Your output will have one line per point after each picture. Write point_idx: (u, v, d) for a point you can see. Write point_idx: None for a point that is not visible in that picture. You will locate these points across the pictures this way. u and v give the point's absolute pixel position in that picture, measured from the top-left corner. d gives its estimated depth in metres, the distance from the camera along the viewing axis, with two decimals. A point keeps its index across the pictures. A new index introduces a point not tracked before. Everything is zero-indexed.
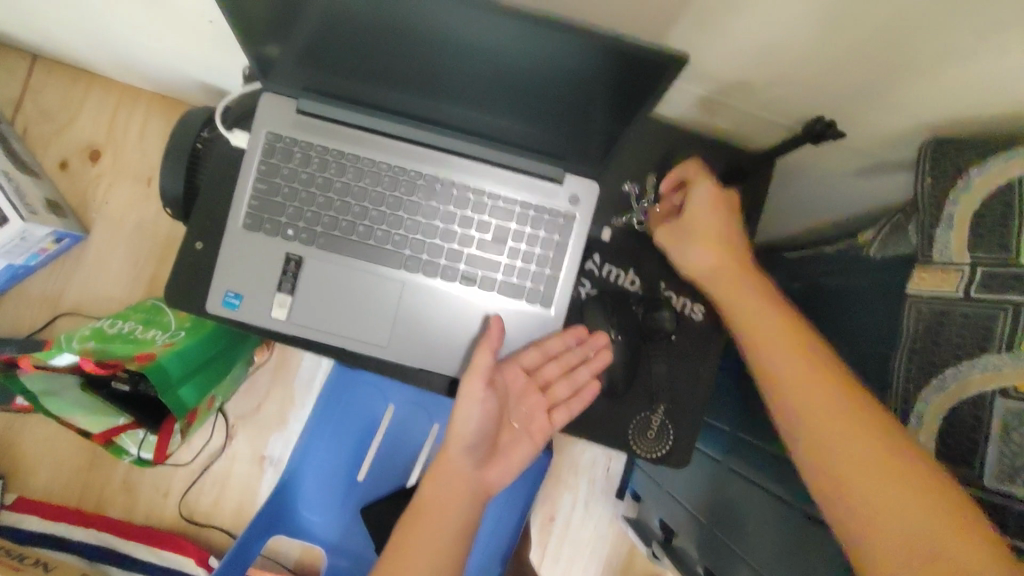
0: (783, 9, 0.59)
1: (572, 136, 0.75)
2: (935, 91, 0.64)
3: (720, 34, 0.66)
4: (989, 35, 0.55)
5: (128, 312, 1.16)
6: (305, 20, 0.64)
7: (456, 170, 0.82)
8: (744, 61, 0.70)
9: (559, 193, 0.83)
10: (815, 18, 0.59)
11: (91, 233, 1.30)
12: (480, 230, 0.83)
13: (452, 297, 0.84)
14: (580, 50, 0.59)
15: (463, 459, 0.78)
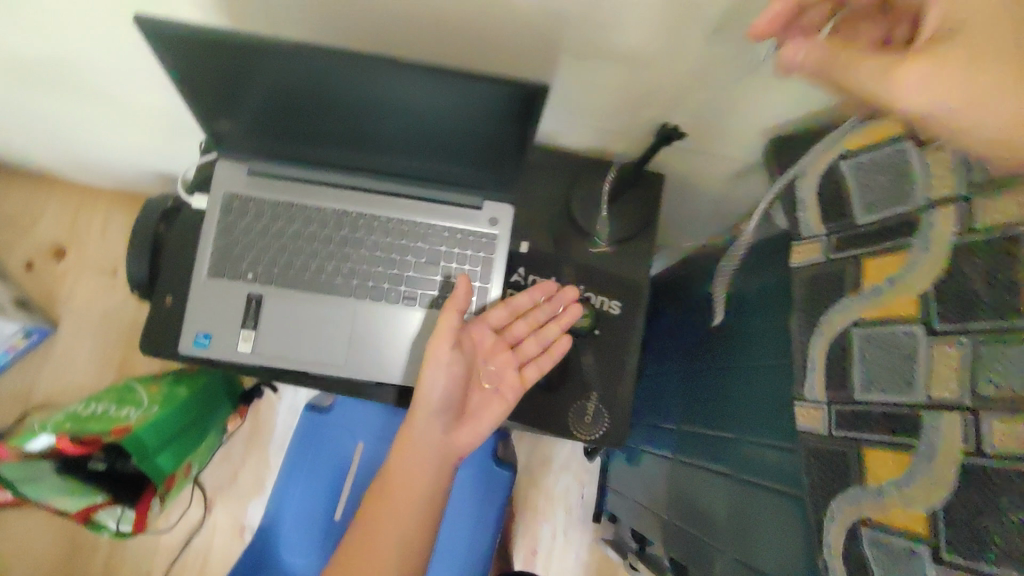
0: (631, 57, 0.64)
1: (482, 171, 0.72)
2: (785, 105, 0.68)
3: (585, 77, 0.69)
4: None
5: (102, 394, 1.25)
6: (189, 82, 0.63)
7: (380, 206, 0.79)
8: (610, 101, 0.73)
9: (479, 216, 0.79)
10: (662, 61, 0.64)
11: (58, 327, 1.41)
12: (412, 255, 0.79)
13: (392, 320, 0.79)
14: (468, 90, 0.60)
15: (432, 423, 0.76)
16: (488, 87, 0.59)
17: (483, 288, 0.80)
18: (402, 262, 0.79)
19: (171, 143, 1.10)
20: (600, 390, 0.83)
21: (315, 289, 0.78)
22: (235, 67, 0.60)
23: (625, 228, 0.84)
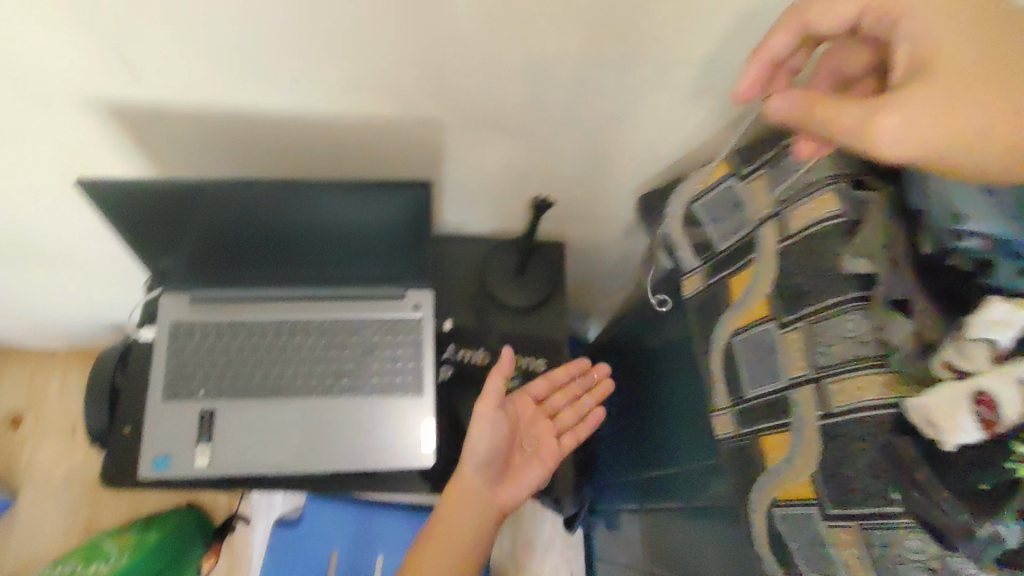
0: (503, 135, 0.76)
1: (403, 263, 0.81)
2: (641, 158, 0.81)
3: (472, 161, 0.81)
4: (652, 115, 0.74)
5: (70, 554, 1.24)
6: (133, 228, 0.72)
7: (316, 309, 0.84)
8: (500, 177, 0.85)
9: (404, 304, 0.85)
10: (530, 135, 0.77)
11: (20, 497, 1.39)
12: (347, 349, 0.83)
13: (336, 412, 0.82)
14: (375, 196, 0.70)
15: (475, 477, 0.79)
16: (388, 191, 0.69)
17: (417, 370, 0.83)
18: (339, 359, 0.83)
19: (118, 293, 1.16)
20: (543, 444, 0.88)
21: (261, 396, 0.82)
22: (172, 214, 0.71)
23: (541, 290, 0.92)
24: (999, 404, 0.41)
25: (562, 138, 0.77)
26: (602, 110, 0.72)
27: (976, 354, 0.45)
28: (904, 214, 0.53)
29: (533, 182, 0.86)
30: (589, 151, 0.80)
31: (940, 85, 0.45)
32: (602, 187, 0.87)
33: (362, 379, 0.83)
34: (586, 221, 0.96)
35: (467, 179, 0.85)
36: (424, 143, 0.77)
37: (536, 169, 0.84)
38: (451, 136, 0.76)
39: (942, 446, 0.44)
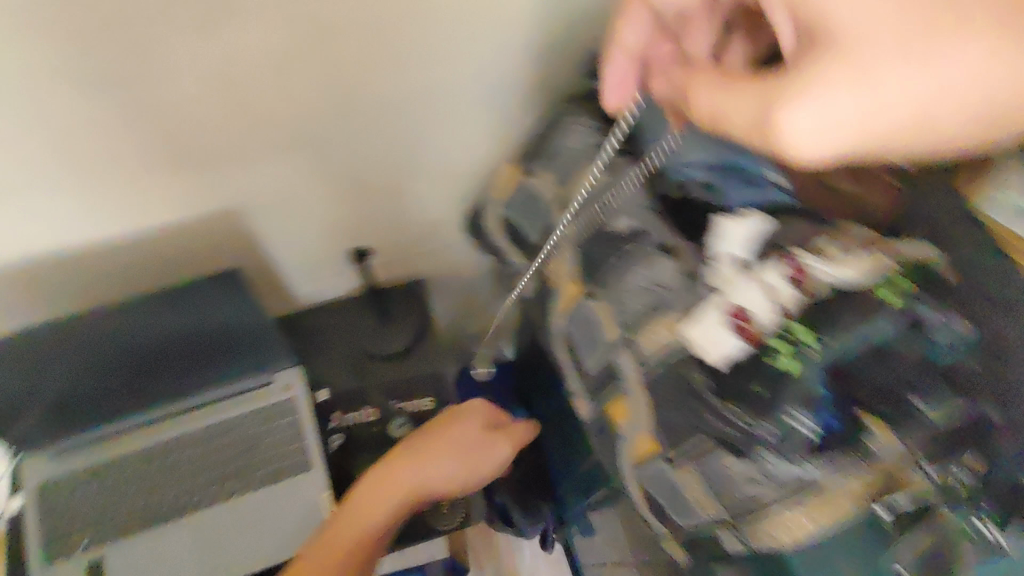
0: (292, 182, 0.76)
1: (254, 355, 0.83)
2: (433, 168, 0.83)
3: (280, 220, 0.80)
4: (420, 120, 0.76)
5: None
6: None
7: (186, 422, 0.82)
8: (318, 228, 0.85)
9: (271, 388, 0.84)
10: (322, 173, 0.77)
11: None
12: (228, 449, 0.81)
13: (237, 511, 0.78)
14: (185, 297, 0.74)
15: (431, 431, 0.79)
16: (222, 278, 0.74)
17: (301, 445, 0.82)
18: (224, 460, 0.80)
19: None
20: None
21: (149, 528, 0.76)
22: None
23: (407, 333, 0.94)
24: (751, 310, 0.49)
25: (375, 173, 0.80)
26: (399, 137, 0.77)
27: (725, 273, 0.52)
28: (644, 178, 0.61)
29: (368, 228, 0.88)
30: (386, 172, 0.81)
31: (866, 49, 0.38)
32: (421, 210, 0.89)
33: (252, 472, 0.80)
34: (423, 251, 0.97)
35: (284, 243, 0.85)
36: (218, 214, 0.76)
37: (346, 209, 0.84)
38: (272, 207, 0.78)
39: (712, 363, 0.49)
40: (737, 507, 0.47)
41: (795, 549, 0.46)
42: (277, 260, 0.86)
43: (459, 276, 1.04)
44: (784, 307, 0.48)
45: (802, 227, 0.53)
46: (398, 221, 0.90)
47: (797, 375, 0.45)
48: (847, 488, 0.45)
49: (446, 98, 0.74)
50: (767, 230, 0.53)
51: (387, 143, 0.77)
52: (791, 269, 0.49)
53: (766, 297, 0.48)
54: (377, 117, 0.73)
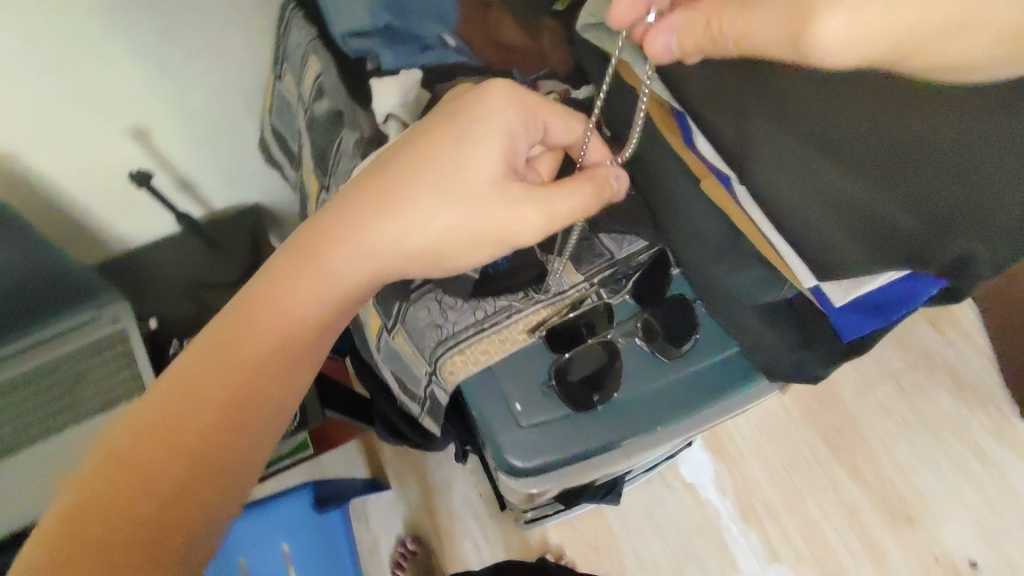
0: (59, 116, 0.72)
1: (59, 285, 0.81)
2: (211, 89, 0.80)
3: (58, 159, 0.77)
4: (178, 34, 0.72)
5: None
6: None
7: (6, 367, 0.80)
8: (106, 164, 0.81)
9: (98, 322, 0.85)
10: (90, 104, 0.73)
11: None
12: (57, 385, 0.81)
13: (72, 442, 0.79)
14: None
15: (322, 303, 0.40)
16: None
17: (135, 372, 0.84)
18: (48, 396, 0.80)
19: None
20: None
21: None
22: None
23: (241, 258, 0.97)
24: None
25: (162, 95, 0.77)
26: (154, 52, 0.72)
27: (387, 129, 0.50)
28: (328, 44, 0.59)
29: (179, 157, 0.87)
30: (167, 98, 0.78)
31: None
32: (218, 136, 0.87)
33: (87, 401, 0.81)
34: (236, 180, 0.96)
35: (74, 183, 0.81)
36: None
37: (132, 140, 0.80)
38: (57, 145, 0.75)
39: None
40: (432, 351, 0.50)
41: (467, 376, 0.50)
42: (87, 203, 0.85)
43: (283, 203, 1.04)
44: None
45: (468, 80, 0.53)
46: (198, 148, 0.87)
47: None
48: (525, 319, 0.51)
49: (212, 16, 0.72)
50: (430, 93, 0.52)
51: (162, 62, 0.74)
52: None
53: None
54: (141, 38, 0.70)
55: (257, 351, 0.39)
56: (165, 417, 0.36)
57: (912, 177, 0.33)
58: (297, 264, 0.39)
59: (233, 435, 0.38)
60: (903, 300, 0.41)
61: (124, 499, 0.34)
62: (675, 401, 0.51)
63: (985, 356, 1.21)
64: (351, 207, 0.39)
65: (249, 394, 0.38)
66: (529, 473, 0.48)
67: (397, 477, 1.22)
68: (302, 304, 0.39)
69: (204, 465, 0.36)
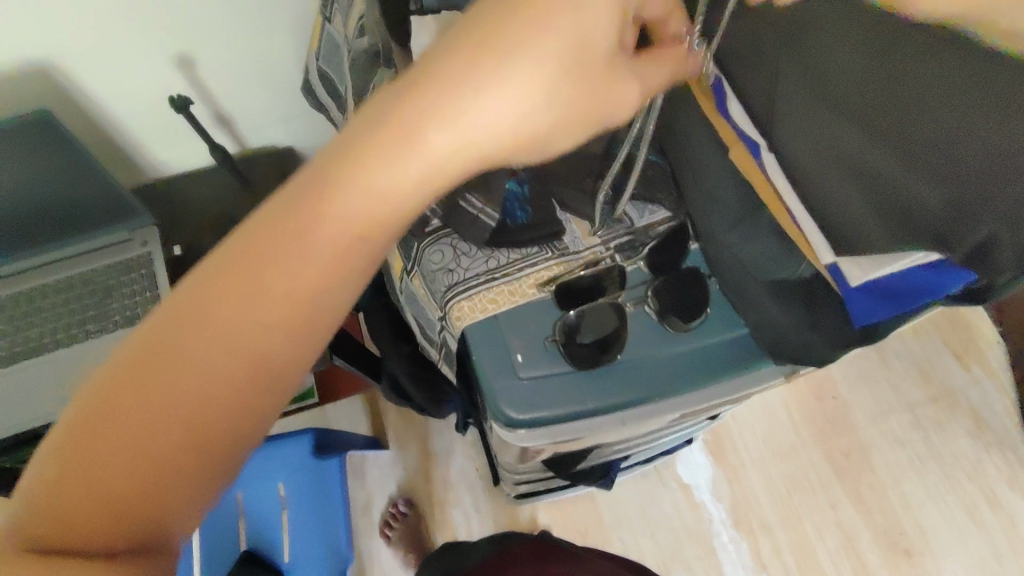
0: (111, 31, 0.74)
1: (99, 205, 0.82)
2: (260, 22, 0.81)
3: (105, 74, 0.78)
4: None
5: None
6: None
7: (39, 273, 0.84)
8: (150, 86, 0.83)
9: (127, 243, 0.87)
10: (142, 22, 0.74)
11: None
12: (82, 297, 0.84)
13: (90, 353, 0.82)
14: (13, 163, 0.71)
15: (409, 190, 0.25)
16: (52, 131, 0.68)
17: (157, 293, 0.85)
18: (78, 305, 0.83)
19: None
20: None
21: (21, 361, 0.79)
22: None
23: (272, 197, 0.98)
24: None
25: (211, 22, 0.78)
26: None
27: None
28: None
29: (221, 90, 0.88)
30: (216, 25, 0.79)
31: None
32: (262, 72, 0.88)
33: (108, 316, 0.83)
34: (275, 120, 0.97)
35: (117, 102, 0.83)
36: (35, 70, 0.73)
37: (178, 65, 0.81)
38: (107, 59, 0.76)
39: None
40: (442, 296, 0.51)
41: (473, 323, 0.49)
42: (129, 124, 0.87)
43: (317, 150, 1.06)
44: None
45: None
46: (241, 81, 0.88)
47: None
48: (536, 274, 0.51)
49: None
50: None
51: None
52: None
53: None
54: None
55: (312, 257, 0.24)
56: (174, 344, 0.24)
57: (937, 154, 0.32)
58: (357, 145, 0.24)
59: (277, 363, 0.25)
60: (922, 291, 0.40)
61: (128, 450, 0.23)
62: (677, 373, 0.50)
63: (1011, 399, 1.16)
64: (452, 45, 0.23)
65: (294, 313, 0.25)
66: (524, 425, 0.48)
67: (397, 440, 1.23)
68: (383, 197, 0.24)
69: (236, 405, 0.24)
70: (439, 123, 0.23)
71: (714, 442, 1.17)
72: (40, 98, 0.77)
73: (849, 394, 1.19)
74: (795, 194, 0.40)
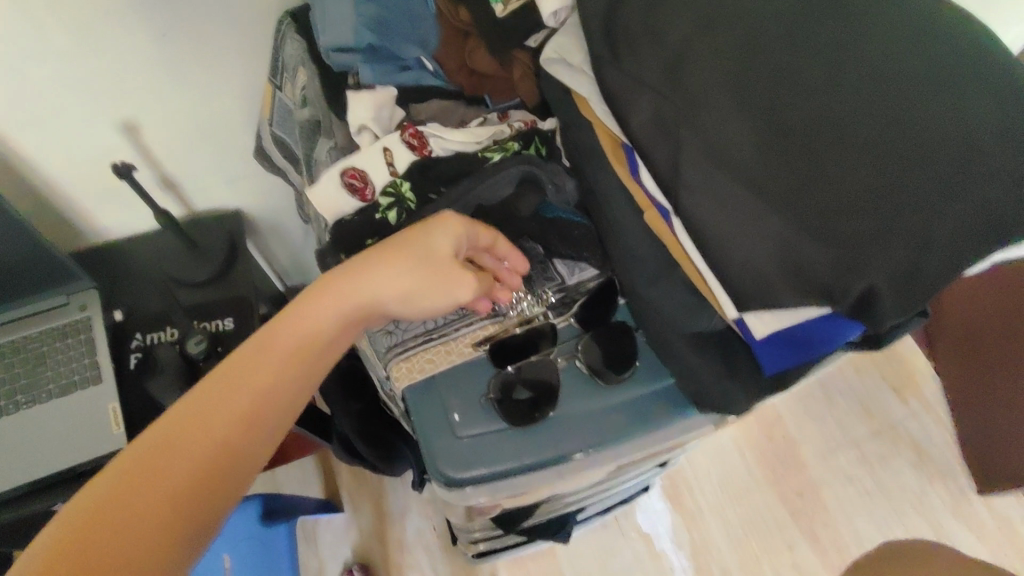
0: (54, 100, 0.75)
1: (33, 273, 0.79)
2: (208, 90, 0.83)
3: (50, 142, 0.79)
4: (180, 34, 0.75)
5: None
6: None
7: None
8: (95, 153, 0.83)
9: (65, 310, 0.85)
10: (86, 92, 0.76)
11: None
12: (16, 368, 0.82)
13: (23, 426, 0.79)
14: None
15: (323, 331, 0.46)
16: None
17: (94, 363, 0.83)
18: (9, 376, 0.81)
19: None
20: None
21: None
22: None
23: (219, 258, 0.96)
24: (368, 174, 0.53)
25: (157, 90, 0.80)
26: (152, 50, 0.75)
27: (360, 140, 0.55)
28: (320, 60, 0.62)
29: (167, 156, 0.89)
30: (162, 95, 0.81)
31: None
32: (211, 138, 0.89)
33: (45, 388, 0.81)
34: (224, 184, 0.98)
35: (60, 169, 0.83)
36: None
37: (122, 132, 0.83)
38: (50, 127, 0.77)
39: (330, 222, 0.54)
40: (383, 356, 0.54)
41: (410, 383, 0.51)
42: (69, 190, 0.86)
43: (269, 211, 1.07)
44: (400, 173, 0.53)
45: (439, 103, 0.60)
46: (188, 147, 0.89)
47: (395, 223, 0.52)
48: (473, 333, 0.53)
49: (215, 20, 0.76)
50: (403, 112, 0.58)
51: (157, 60, 0.77)
52: (413, 138, 0.54)
53: (385, 164, 0.53)
54: (143, 35, 0.73)
55: (267, 374, 0.44)
56: (179, 433, 0.41)
57: (822, 215, 0.39)
58: (307, 305, 0.46)
59: (246, 440, 0.43)
60: (824, 338, 0.44)
61: (160, 500, 0.38)
62: (612, 424, 0.51)
63: (947, 430, 1.22)
64: (339, 275, 0.47)
65: (257, 409, 0.43)
66: (463, 483, 0.49)
67: (351, 502, 1.21)
68: (313, 344, 0.46)
69: (219, 469, 0.41)
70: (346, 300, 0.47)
71: (670, 488, 1.19)
72: None
73: (796, 433, 1.23)
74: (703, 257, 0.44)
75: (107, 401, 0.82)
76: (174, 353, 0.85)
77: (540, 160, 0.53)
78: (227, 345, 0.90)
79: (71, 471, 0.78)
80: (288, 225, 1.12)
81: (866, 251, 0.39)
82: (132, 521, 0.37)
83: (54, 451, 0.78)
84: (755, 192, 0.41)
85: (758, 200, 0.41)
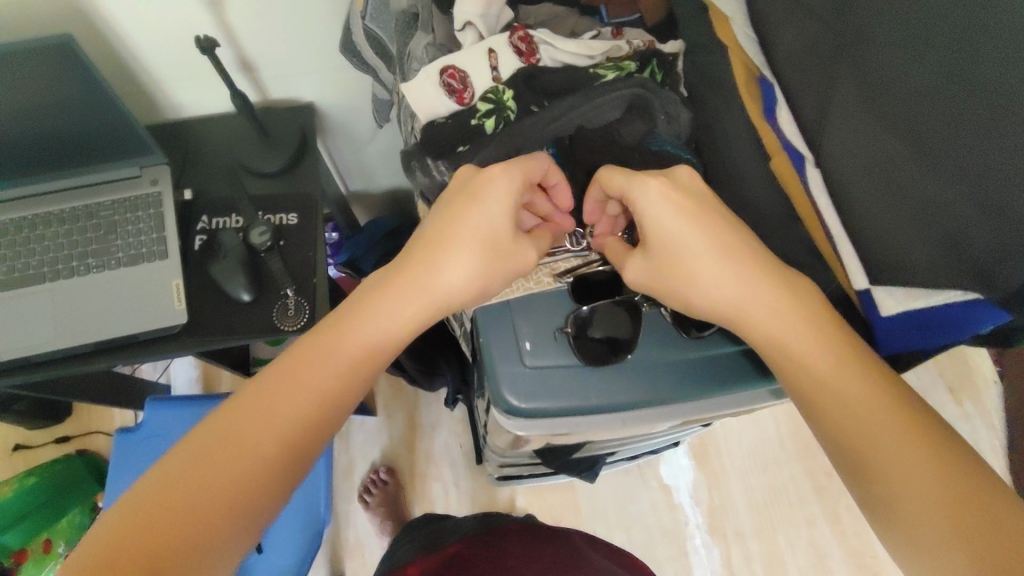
0: None
1: (109, 141, 0.78)
2: None
3: (135, 9, 0.75)
4: None
5: None
6: None
7: (46, 202, 0.82)
8: (179, 26, 0.79)
9: (138, 181, 0.85)
10: None
11: None
12: (87, 232, 0.83)
13: (92, 287, 0.81)
14: (21, 88, 0.67)
15: (409, 298, 0.46)
16: (70, 63, 0.65)
17: (162, 237, 0.83)
18: (81, 238, 0.83)
19: None
20: (295, 285, 0.87)
21: (20, 288, 0.80)
22: None
23: (289, 151, 0.94)
24: (467, 75, 0.49)
25: None
26: None
27: (462, 39, 0.51)
28: None
29: (249, 37, 0.84)
30: None
31: (670, 256, 0.46)
32: (295, 26, 0.84)
33: (114, 256, 0.83)
34: (303, 76, 0.93)
35: (141, 37, 0.80)
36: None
37: (206, 8, 0.78)
38: None
39: (421, 121, 0.51)
40: None
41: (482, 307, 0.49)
42: (148, 58, 0.83)
43: (341, 111, 1.03)
44: (502, 79, 0.49)
45: (553, 9, 0.55)
46: (271, 33, 0.84)
47: (491, 133, 0.50)
48: (554, 265, 0.51)
49: None
50: (511, 12, 0.53)
51: None
52: (522, 41, 0.50)
53: (488, 67, 0.49)
54: None
55: (337, 364, 0.44)
56: (253, 418, 0.41)
57: (976, 177, 0.34)
58: (391, 278, 0.47)
59: (317, 430, 0.42)
60: (953, 326, 0.39)
61: (233, 476, 0.39)
62: (685, 381, 0.49)
63: (998, 437, 1.16)
64: (411, 261, 0.48)
65: (328, 400, 0.43)
66: (525, 414, 0.47)
67: (385, 409, 1.22)
68: (382, 339, 0.46)
69: (286, 465, 0.40)
70: (426, 274, 0.47)
71: (699, 446, 1.17)
72: (61, 19, 0.73)
73: None
74: (840, 220, 0.43)
75: (170, 276, 0.83)
76: (237, 240, 0.86)
77: (655, 85, 0.49)
78: (289, 239, 0.90)
79: (136, 337, 0.81)
80: (357, 128, 1.08)
81: (1018, 240, 0.32)
82: (196, 509, 0.37)
83: (121, 315, 0.81)
84: (905, 134, 0.38)
85: (904, 144, 0.38)
